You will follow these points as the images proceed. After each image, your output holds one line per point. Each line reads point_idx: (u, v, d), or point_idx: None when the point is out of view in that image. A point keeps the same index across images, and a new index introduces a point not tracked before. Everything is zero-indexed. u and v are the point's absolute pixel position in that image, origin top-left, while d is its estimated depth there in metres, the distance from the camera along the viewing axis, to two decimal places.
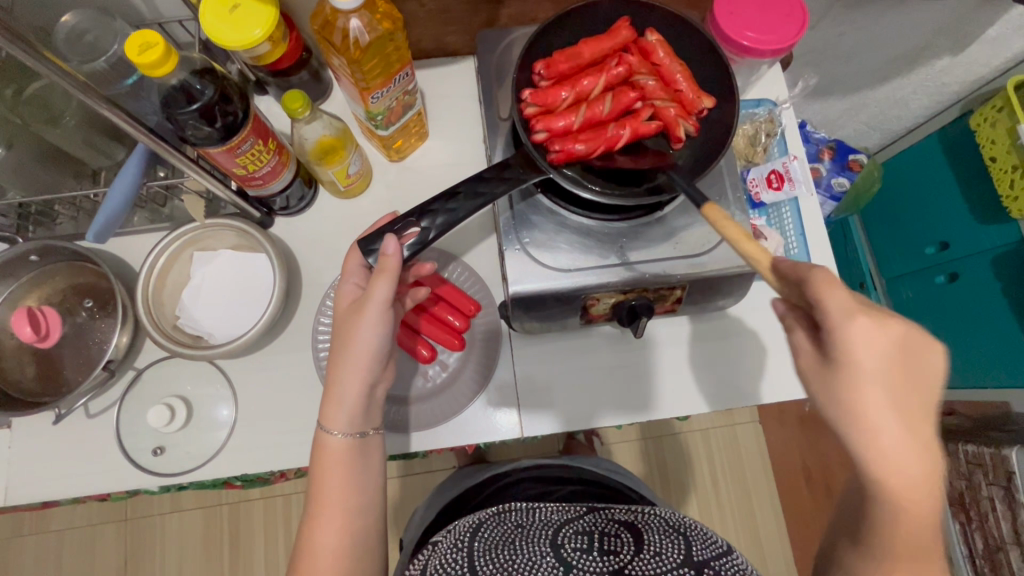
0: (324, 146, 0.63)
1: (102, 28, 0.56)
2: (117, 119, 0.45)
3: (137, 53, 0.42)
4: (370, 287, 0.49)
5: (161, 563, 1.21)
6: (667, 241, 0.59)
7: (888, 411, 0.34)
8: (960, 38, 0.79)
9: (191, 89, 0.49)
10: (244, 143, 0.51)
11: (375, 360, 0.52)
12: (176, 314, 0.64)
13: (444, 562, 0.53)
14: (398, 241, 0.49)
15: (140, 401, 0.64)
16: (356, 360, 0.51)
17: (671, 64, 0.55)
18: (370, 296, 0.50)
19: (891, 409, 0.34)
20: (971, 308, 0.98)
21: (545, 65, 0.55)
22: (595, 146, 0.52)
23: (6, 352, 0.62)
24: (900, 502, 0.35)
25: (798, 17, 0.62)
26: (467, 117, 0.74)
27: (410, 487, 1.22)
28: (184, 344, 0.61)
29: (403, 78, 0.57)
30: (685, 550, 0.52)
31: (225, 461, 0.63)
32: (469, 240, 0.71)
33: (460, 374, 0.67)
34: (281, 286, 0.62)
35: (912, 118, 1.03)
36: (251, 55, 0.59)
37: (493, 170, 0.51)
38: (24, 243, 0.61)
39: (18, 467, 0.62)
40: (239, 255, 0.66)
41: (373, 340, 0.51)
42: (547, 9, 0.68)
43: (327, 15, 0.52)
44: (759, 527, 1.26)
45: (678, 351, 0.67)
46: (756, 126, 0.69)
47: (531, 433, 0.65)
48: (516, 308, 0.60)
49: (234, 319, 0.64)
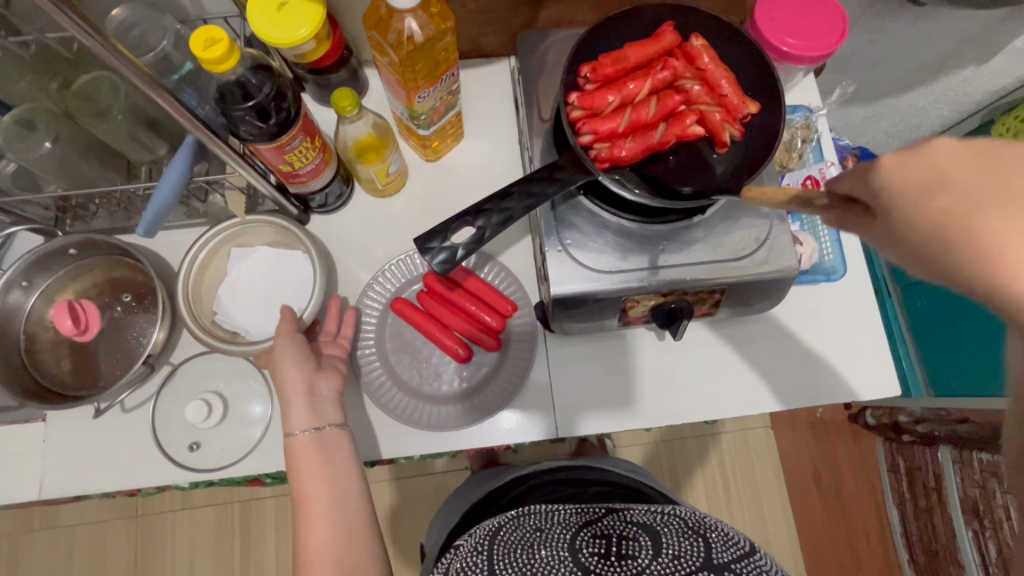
0: (362, 146, 0.63)
1: (150, 23, 0.56)
2: (174, 111, 0.44)
3: (202, 48, 0.42)
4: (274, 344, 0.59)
5: (171, 560, 1.20)
6: (705, 245, 0.59)
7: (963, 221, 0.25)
8: (987, 48, 0.80)
9: (247, 84, 0.48)
10: (293, 140, 0.52)
11: (302, 356, 0.58)
12: (214, 308, 0.64)
13: (465, 564, 0.53)
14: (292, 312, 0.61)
15: (177, 395, 0.64)
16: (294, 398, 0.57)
17: (716, 70, 0.54)
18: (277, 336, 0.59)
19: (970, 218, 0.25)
20: (978, 318, 0.99)
21: (591, 68, 0.55)
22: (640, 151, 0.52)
23: (42, 345, 0.62)
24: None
25: (838, 24, 0.63)
26: (502, 118, 0.74)
27: (424, 488, 1.22)
28: (226, 340, 0.61)
29: (448, 78, 0.57)
30: (704, 552, 0.51)
31: (260, 459, 0.63)
32: (504, 241, 0.71)
33: (495, 374, 0.67)
34: (321, 283, 0.62)
35: (933, 126, 1.04)
36: (296, 53, 0.59)
37: (544, 171, 0.51)
38: (64, 238, 0.60)
39: (54, 460, 0.62)
40: (276, 251, 0.66)
41: (288, 351, 0.58)
42: (586, 12, 0.68)
43: (382, 14, 0.53)
44: (771, 531, 1.25)
45: (709, 355, 0.67)
46: (793, 132, 0.69)
47: (564, 433, 0.65)
48: (555, 308, 0.60)
49: (271, 316, 0.64)
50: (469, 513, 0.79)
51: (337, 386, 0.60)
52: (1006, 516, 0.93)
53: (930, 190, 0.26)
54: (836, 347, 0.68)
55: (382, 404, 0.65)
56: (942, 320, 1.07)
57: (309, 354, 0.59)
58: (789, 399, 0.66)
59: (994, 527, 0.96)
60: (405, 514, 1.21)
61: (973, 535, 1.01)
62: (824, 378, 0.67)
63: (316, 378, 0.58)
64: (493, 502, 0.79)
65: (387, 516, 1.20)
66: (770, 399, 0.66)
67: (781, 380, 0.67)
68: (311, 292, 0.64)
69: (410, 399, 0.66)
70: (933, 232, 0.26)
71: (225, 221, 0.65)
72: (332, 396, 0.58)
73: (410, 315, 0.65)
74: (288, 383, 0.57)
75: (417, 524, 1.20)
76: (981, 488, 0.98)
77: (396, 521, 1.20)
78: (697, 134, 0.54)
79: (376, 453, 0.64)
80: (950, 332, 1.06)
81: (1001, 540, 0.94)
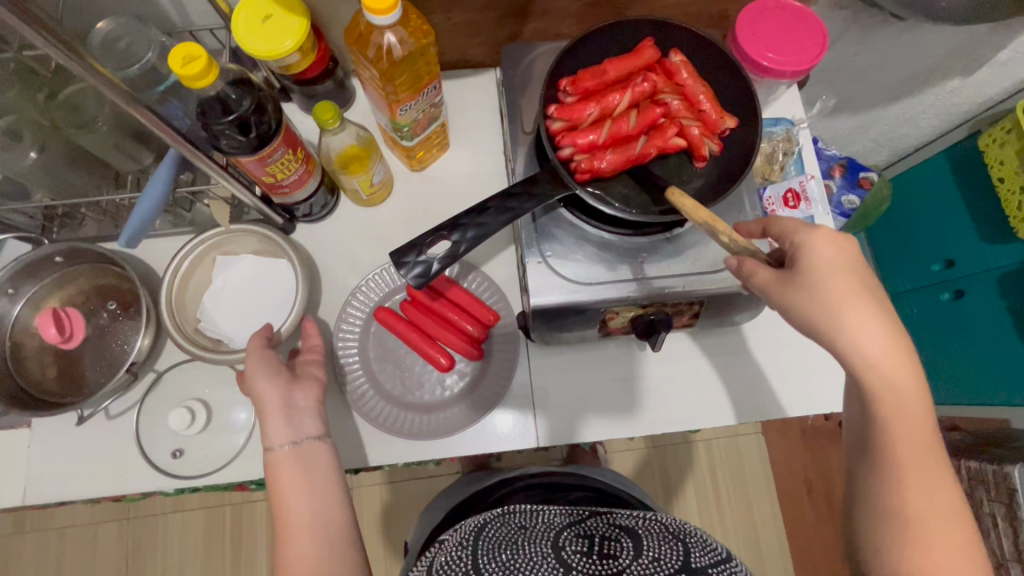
0: (349, 155, 0.64)
1: (136, 35, 0.57)
2: (154, 126, 0.44)
3: (181, 65, 0.43)
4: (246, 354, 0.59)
5: (162, 562, 1.21)
6: (682, 257, 0.59)
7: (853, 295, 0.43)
8: (972, 60, 0.80)
9: (227, 100, 0.50)
10: (275, 153, 0.52)
11: (269, 371, 0.57)
12: (198, 317, 0.64)
13: (448, 560, 0.52)
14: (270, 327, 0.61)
15: (161, 402, 0.65)
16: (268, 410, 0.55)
17: (694, 85, 0.55)
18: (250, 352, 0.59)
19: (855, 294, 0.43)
20: (975, 325, 1.01)
21: (570, 82, 0.55)
22: (620, 162, 0.53)
23: (27, 352, 0.62)
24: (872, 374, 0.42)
25: (818, 39, 0.64)
26: (489, 128, 0.75)
27: (414, 491, 1.22)
28: (209, 349, 0.61)
29: (430, 91, 0.58)
30: (682, 556, 0.51)
31: (243, 466, 0.63)
32: (489, 250, 0.72)
33: (478, 383, 0.68)
34: (303, 292, 0.63)
35: (921, 136, 1.04)
36: (280, 65, 0.60)
37: (522, 186, 0.52)
38: (50, 246, 0.61)
39: (38, 466, 0.63)
40: (261, 260, 0.67)
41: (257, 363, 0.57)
42: (571, 25, 0.69)
43: (362, 29, 0.53)
44: (760, 538, 1.26)
45: (688, 366, 0.68)
46: (773, 145, 0.71)
47: (546, 442, 0.66)
48: (536, 319, 0.61)
49: (255, 325, 0.65)
50: (451, 516, 0.79)
51: (314, 396, 0.58)
52: (992, 526, 0.93)
53: (832, 267, 0.44)
54: (820, 358, 0.68)
55: (365, 412, 0.65)
56: (934, 328, 1.09)
57: (281, 368, 0.58)
58: (768, 408, 0.67)
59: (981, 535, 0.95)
60: (396, 518, 1.21)
61: None
62: (806, 387, 0.67)
63: (291, 390, 0.57)
64: (475, 507, 0.79)
65: (376, 520, 1.20)
66: (750, 409, 0.67)
67: (762, 390, 0.67)
68: (294, 300, 0.65)
69: (392, 407, 0.66)
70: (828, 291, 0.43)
71: (210, 230, 0.65)
72: (309, 406, 0.57)
73: (393, 325, 0.66)
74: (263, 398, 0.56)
75: (407, 527, 1.20)
76: (969, 496, 0.97)
77: (385, 525, 1.20)
78: (681, 146, 0.55)
79: (360, 460, 0.65)
80: (943, 342, 1.08)
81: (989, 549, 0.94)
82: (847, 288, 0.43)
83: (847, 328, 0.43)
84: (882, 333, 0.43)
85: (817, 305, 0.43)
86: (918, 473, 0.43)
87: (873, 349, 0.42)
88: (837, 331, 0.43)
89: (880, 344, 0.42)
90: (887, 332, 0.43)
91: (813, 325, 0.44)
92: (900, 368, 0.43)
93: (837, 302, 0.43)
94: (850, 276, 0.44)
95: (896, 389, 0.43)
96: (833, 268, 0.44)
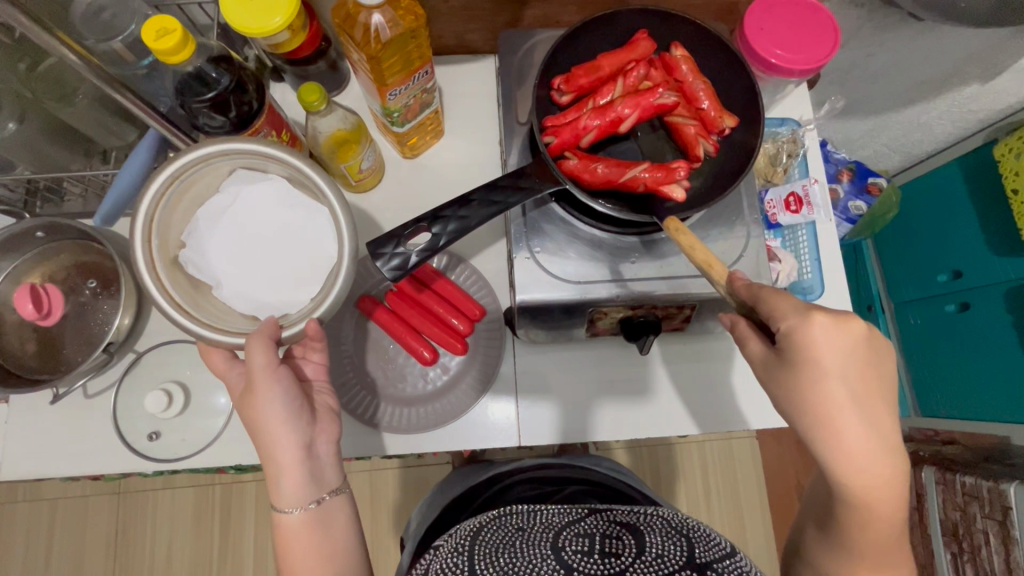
0: (337, 139, 0.61)
1: (121, 6, 0.55)
2: (129, 103, 0.47)
3: (154, 38, 0.42)
4: (246, 357, 0.48)
5: (150, 538, 1.21)
6: (674, 258, 0.57)
7: (841, 389, 0.40)
8: (991, 65, 0.76)
9: (205, 77, 0.49)
10: (256, 134, 0.53)
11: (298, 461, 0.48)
12: (184, 238, 0.52)
13: (444, 566, 0.50)
14: (263, 348, 0.48)
15: (139, 383, 0.64)
16: (289, 470, 0.48)
17: (695, 81, 0.53)
18: (252, 370, 0.48)
19: (847, 395, 0.41)
20: (980, 340, 0.98)
21: (565, 80, 0.54)
22: (608, 171, 0.50)
23: (6, 327, 0.61)
24: (849, 469, 0.41)
25: (829, 36, 0.61)
26: (485, 116, 0.73)
27: (405, 478, 1.22)
28: (191, 301, 0.50)
29: (422, 75, 0.56)
30: (687, 551, 0.50)
31: (219, 451, 0.62)
32: (480, 242, 0.70)
33: (461, 378, 0.66)
34: (323, 309, 0.49)
35: (935, 143, 1.01)
36: (270, 42, 0.58)
37: (508, 178, 0.50)
38: (31, 220, 0.60)
39: (16, 442, 0.62)
40: (295, 200, 0.54)
41: (276, 416, 0.48)
42: (572, 13, 0.67)
43: (349, 8, 0.51)
44: (749, 539, 1.25)
45: (679, 368, 0.66)
46: (778, 145, 0.68)
47: (527, 442, 0.64)
48: (522, 316, 0.59)
49: (258, 274, 0.53)
50: (446, 512, 0.78)
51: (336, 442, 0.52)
52: (984, 542, 0.90)
53: (830, 363, 0.41)
54: None
55: (346, 404, 0.64)
56: (941, 340, 1.06)
57: (302, 408, 0.50)
58: (760, 416, 0.65)
59: (972, 552, 0.93)
60: (387, 504, 1.21)
61: (951, 557, 0.98)
62: None
63: (315, 436, 0.50)
64: (468, 501, 0.78)
65: (366, 506, 1.20)
66: (739, 416, 0.65)
67: (757, 397, 0.66)
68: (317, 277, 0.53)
69: (375, 399, 0.65)
70: (836, 390, 0.40)
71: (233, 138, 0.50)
72: (333, 456, 0.51)
73: (378, 315, 0.65)
74: (281, 453, 0.48)
75: (396, 515, 1.20)
76: (963, 511, 0.95)
77: (374, 510, 1.20)
78: (678, 198, 0.49)
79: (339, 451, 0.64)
80: (949, 357, 1.05)
81: (979, 566, 0.92)
82: (842, 395, 0.40)
83: (837, 421, 0.40)
84: (868, 440, 0.40)
85: (812, 399, 0.41)
86: (889, 549, 0.43)
87: (861, 456, 0.40)
88: (825, 429, 0.41)
89: (865, 448, 0.40)
90: (872, 434, 0.40)
91: (802, 414, 0.42)
92: (881, 467, 0.40)
93: (825, 406, 0.41)
94: (844, 370, 0.41)
95: (874, 501, 0.41)
96: (834, 360, 0.40)
